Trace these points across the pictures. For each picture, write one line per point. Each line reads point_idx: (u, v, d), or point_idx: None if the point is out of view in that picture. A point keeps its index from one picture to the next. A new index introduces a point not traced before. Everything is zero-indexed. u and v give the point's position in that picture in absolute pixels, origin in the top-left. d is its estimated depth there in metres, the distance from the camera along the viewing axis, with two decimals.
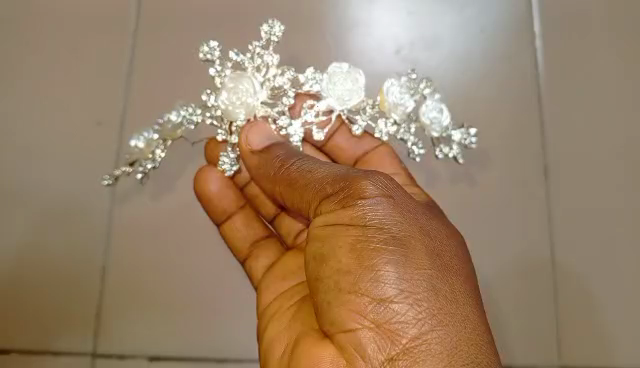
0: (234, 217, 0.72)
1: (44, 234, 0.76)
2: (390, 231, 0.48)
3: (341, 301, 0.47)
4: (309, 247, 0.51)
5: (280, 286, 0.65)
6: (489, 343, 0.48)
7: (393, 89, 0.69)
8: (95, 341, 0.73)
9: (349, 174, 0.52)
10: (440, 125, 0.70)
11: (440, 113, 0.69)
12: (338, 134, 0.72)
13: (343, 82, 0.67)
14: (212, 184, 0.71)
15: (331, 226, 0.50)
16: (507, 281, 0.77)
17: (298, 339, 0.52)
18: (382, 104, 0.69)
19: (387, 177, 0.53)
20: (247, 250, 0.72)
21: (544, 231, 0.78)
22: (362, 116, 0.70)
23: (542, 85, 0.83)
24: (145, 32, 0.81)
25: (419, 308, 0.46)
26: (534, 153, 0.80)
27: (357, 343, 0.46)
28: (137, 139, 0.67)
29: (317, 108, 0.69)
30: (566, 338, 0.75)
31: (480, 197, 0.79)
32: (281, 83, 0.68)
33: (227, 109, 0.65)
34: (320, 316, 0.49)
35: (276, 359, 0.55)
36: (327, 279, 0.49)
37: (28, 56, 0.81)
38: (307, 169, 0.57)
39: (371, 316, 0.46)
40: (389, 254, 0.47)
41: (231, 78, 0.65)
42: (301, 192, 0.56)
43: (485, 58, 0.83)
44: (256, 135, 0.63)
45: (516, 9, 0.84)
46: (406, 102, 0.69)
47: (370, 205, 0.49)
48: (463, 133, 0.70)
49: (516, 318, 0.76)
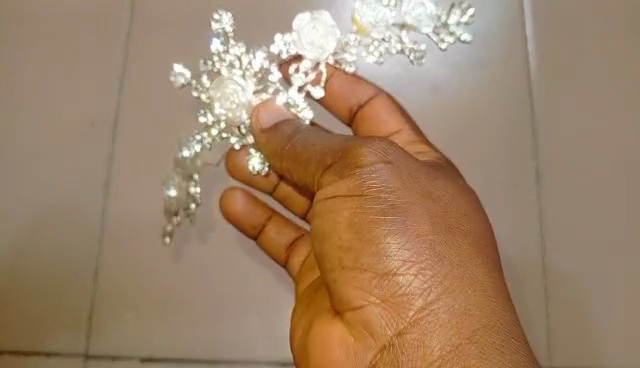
0: (267, 228, 0.74)
1: (42, 235, 0.76)
2: (389, 199, 0.46)
3: (346, 278, 0.46)
4: (313, 224, 0.50)
5: (310, 277, 0.65)
6: (502, 302, 0.46)
7: (363, 12, 0.75)
8: (88, 343, 0.73)
9: (347, 144, 0.50)
10: (426, 18, 0.76)
11: (423, 7, 0.76)
12: (333, 79, 0.71)
13: (314, 34, 0.73)
14: (238, 203, 0.74)
15: (330, 200, 0.48)
16: (507, 247, 0.74)
17: (314, 319, 0.51)
18: (360, 30, 0.75)
19: (387, 141, 0.50)
20: (284, 253, 0.73)
21: (535, 232, 0.75)
22: (348, 53, 0.74)
23: (534, 85, 0.79)
24: (144, 41, 0.80)
25: (424, 277, 0.44)
26: (525, 151, 0.77)
27: (365, 320, 0.45)
28: (168, 188, 0.75)
29: (304, 69, 0.72)
30: (560, 331, 0.73)
31: (473, 164, 0.76)
32: (261, 67, 0.73)
33: (228, 115, 0.71)
34: (330, 294, 0.49)
35: (298, 339, 0.54)
36: (331, 257, 0.48)
37: (15, 48, 0.80)
38: (310, 143, 0.55)
39: (376, 292, 0.45)
40: (389, 224, 0.46)
41: (217, 88, 0.72)
42: (305, 167, 0.54)
43: (486, 43, 0.79)
44: (264, 114, 0.65)
45: (509, 12, 0.80)
46: (381, 15, 0.75)
47: (367, 174, 0.47)
48: (459, 15, 0.76)
49: (514, 291, 0.73)
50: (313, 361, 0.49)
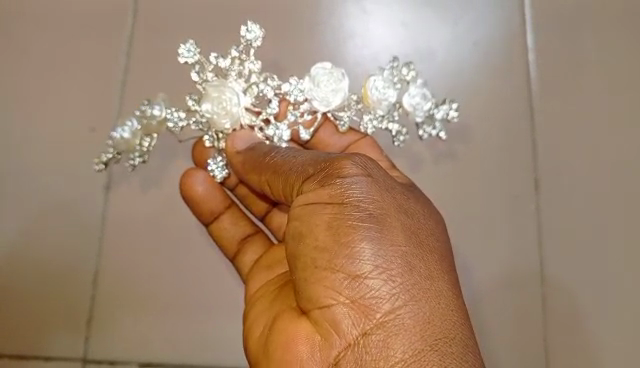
0: (222, 217, 0.75)
1: (38, 242, 0.77)
2: (367, 209, 0.48)
3: (317, 278, 0.48)
4: (289, 227, 0.52)
5: (263, 277, 0.66)
6: (462, 317, 0.48)
7: (376, 84, 0.71)
8: (86, 348, 0.75)
9: (331, 156, 0.52)
10: (423, 110, 0.72)
11: (423, 99, 0.72)
12: (322, 129, 0.74)
13: (327, 83, 0.70)
14: (199, 186, 0.73)
15: (310, 204, 0.50)
16: (494, 288, 0.78)
17: (276, 317, 0.52)
18: (366, 100, 0.72)
19: (369, 157, 0.53)
20: (236, 247, 0.75)
21: (522, 254, 0.79)
22: (346, 113, 0.72)
23: (534, 98, 0.83)
24: (145, 32, 0.82)
25: (393, 283, 0.46)
26: (523, 172, 0.81)
27: (333, 319, 0.47)
28: (122, 129, 0.69)
29: (302, 109, 0.71)
30: (556, 352, 0.77)
31: (469, 193, 0.80)
32: (264, 91, 0.71)
33: (212, 118, 0.69)
34: (297, 294, 0.50)
35: (256, 338, 0.55)
36: (304, 257, 0.49)
37: (19, 63, 0.81)
38: (292, 156, 0.58)
39: (346, 292, 0.47)
40: (365, 231, 0.47)
41: (214, 87, 0.68)
42: (285, 176, 0.56)
43: (482, 67, 0.83)
44: (240, 140, 0.68)
45: (505, 30, 0.84)
46: (390, 95, 0.72)
47: (349, 183, 0.49)
48: (447, 110, 0.72)
49: (507, 318, 0.77)
50: (273, 355, 0.50)
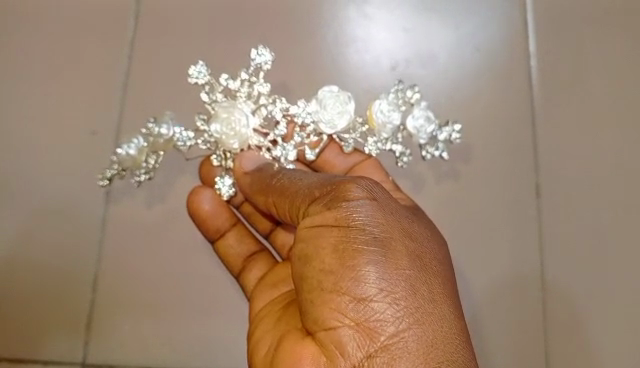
0: (228, 235, 0.76)
1: (38, 245, 0.78)
2: (372, 232, 0.50)
3: (323, 300, 0.49)
4: (295, 248, 0.53)
5: (270, 294, 0.67)
6: (464, 340, 0.49)
7: (382, 108, 0.73)
8: (86, 352, 0.75)
9: (336, 180, 0.54)
10: (426, 132, 0.73)
11: (427, 121, 0.73)
12: (327, 150, 0.75)
13: (333, 106, 0.71)
14: (205, 204, 0.75)
15: (317, 227, 0.51)
16: (490, 296, 0.79)
17: (282, 337, 0.54)
18: (371, 123, 0.74)
19: (374, 181, 0.54)
20: (241, 264, 0.76)
21: (520, 261, 0.80)
22: (351, 135, 0.74)
23: (535, 104, 0.84)
24: (148, 37, 0.84)
25: (397, 307, 0.47)
26: (522, 179, 0.82)
27: (338, 341, 0.48)
28: (128, 145, 0.70)
29: (308, 131, 0.73)
30: (555, 356, 0.78)
31: (468, 200, 0.82)
32: (272, 113, 0.72)
33: (221, 138, 0.70)
34: (303, 315, 0.51)
35: (261, 357, 0.56)
36: (310, 279, 0.50)
37: (22, 70, 0.83)
38: (298, 178, 0.59)
39: (351, 315, 0.48)
40: (370, 255, 0.48)
41: (224, 108, 0.70)
42: (291, 197, 0.57)
43: (482, 73, 0.85)
44: (247, 160, 0.71)
45: (504, 38, 0.86)
46: (394, 118, 0.73)
47: (354, 207, 0.51)
48: (450, 131, 0.73)
49: (505, 324, 0.78)
50: None
